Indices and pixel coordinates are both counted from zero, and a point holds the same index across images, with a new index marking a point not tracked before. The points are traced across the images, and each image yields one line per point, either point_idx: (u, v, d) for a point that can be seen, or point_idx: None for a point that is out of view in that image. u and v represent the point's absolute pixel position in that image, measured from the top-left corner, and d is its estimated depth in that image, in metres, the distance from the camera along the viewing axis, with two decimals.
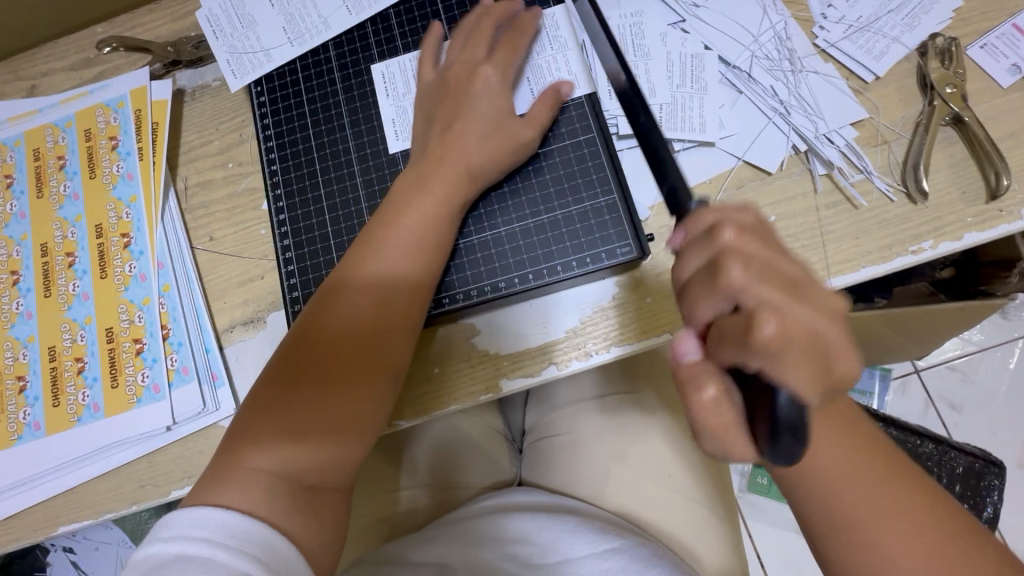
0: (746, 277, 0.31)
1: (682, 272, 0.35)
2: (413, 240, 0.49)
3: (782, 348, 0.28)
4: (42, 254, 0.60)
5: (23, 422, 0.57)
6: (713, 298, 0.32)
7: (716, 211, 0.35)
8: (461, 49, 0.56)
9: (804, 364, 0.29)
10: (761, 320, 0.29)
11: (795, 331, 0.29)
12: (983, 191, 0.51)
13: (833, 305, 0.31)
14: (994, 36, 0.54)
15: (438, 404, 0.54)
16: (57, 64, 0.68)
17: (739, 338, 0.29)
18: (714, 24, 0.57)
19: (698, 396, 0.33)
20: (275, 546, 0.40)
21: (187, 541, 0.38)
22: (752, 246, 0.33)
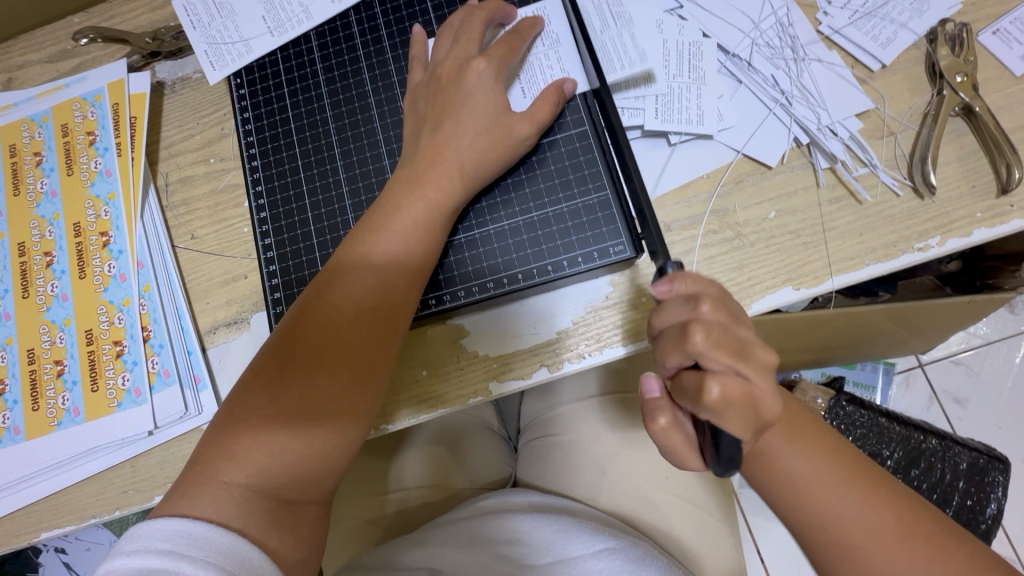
0: (707, 344, 0.34)
1: (657, 322, 0.37)
2: (397, 245, 0.47)
3: (725, 409, 0.33)
4: (19, 254, 0.59)
5: (2, 426, 0.56)
6: (676, 357, 0.35)
7: (696, 275, 0.37)
8: (451, 45, 0.53)
9: (743, 418, 0.33)
10: (707, 384, 0.33)
11: (739, 393, 0.33)
12: (994, 185, 0.48)
13: (768, 363, 0.35)
14: (1007, 21, 0.51)
15: (426, 408, 0.52)
16: (34, 56, 0.66)
17: (690, 396, 0.34)
18: (712, 10, 0.55)
19: (652, 425, 0.38)
20: (245, 558, 0.38)
21: (151, 555, 0.36)
22: (721, 315, 0.35)
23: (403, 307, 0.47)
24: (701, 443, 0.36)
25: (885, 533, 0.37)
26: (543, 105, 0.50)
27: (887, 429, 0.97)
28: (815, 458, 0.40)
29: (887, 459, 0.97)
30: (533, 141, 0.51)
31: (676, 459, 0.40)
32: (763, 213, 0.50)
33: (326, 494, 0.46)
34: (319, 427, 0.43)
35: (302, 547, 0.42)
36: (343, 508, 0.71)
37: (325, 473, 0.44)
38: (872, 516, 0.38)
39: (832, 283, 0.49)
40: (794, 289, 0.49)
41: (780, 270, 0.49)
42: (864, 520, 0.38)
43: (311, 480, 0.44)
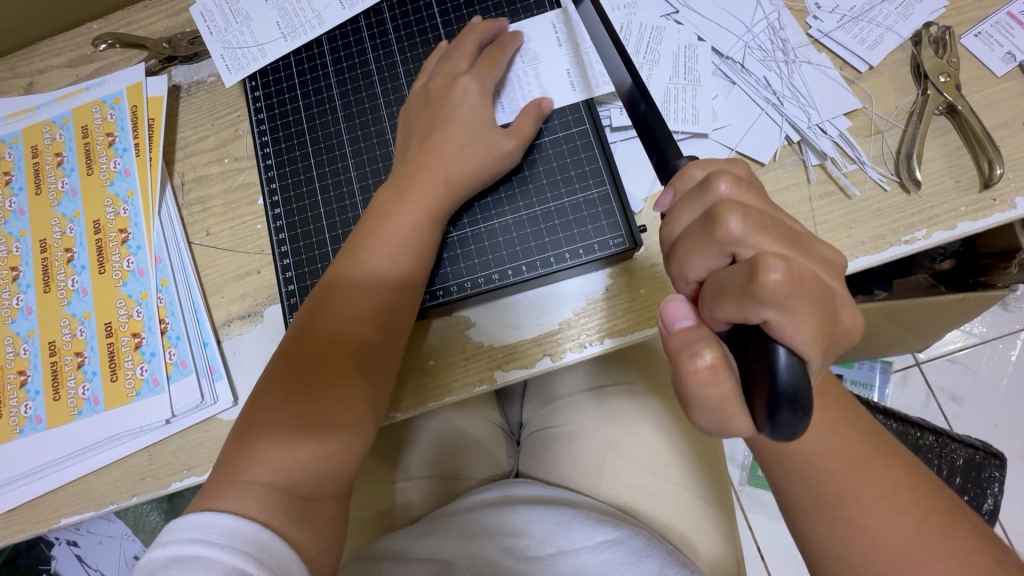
0: (745, 228, 0.31)
1: (676, 229, 0.36)
2: (409, 239, 0.50)
3: (789, 295, 0.29)
4: (41, 251, 0.61)
5: (25, 416, 0.58)
6: (710, 253, 0.33)
7: (704, 167, 0.37)
8: (439, 61, 0.56)
9: (807, 312, 0.29)
10: (764, 266, 0.29)
11: (801, 277, 0.29)
12: (977, 180, 0.51)
13: (827, 258, 0.33)
14: (989, 25, 0.54)
15: (433, 396, 0.54)
16: (55, 61, 0.68)
17: (742, 285, 0.30)
18: (707, 15, 0.57)
19: (694, 364, 0.32)
20: (268, 545, 0.40)
21: (183, 543, 0.39)
22: (743, 199, 0.34)
23: (404, 310, 0.49)
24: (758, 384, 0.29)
25: (872, 506, 0.39)
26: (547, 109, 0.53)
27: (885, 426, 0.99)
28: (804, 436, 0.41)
29: None
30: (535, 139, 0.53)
31: (718, 416, 0.33)
32: None
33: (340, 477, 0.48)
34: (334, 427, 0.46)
35: (317, 527, 0.44)
36: (352, 499, 0.73)
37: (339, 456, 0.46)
38: (860, 488, 0.40)
39: None
40: None
41: None
42: (850, 493, 0.40)
43: (326, 463, 0.46)
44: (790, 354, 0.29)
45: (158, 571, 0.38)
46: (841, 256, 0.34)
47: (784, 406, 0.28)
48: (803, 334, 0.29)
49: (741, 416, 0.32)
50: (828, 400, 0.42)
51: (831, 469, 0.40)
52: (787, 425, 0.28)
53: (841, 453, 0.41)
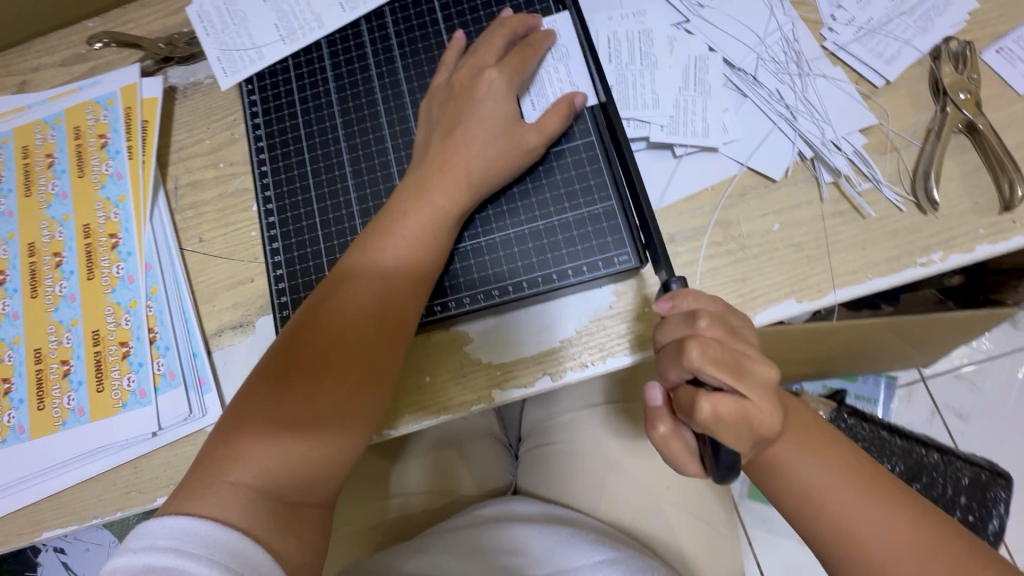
0: (702, 359, 0.36)
1: (660, 338, 0.40)
2: (405, 252, 0.48)
3: (714, 425, 0.36)
4: (29, 254, 0.59)
5: (7, 425, 0.56)
6: (676, 371, 0.38)
7: (694, 296, 0.41)
8: (473, 52, 0.54)
9: (732, 430, 0.36)
10: (697, 402, 0.36)
11: (737, 403, 0.37)
12: (996, 202, 0.49)
13: (771, 382, 0.38)
14: (1010, 40, 0.52)
15: (429, 414, 0.52)
16: (48, 60, 0.67)
17: (685, 405, 0.37)
18: (718, 25, 0.55)
19: (653, 431, 0.41)
20: (247, 556, 0.38)
21: (157, 552, 0.37)
22: (717, 335, 0.38)
23: (408, 311, 0.47)
24: (702, 452, 0.39)
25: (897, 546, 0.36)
26: (554, 118, 0.51)
27: (889, 443, 0.97)
28: None
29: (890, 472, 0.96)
30: (539, 151, 0.51)
31: (676, 465, 0.42)
32: (767, 226, 0.51)
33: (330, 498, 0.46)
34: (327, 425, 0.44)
35: (305, 551, 0.42)
36: (343, 513, 0.71)
37: (329, 476, 0.44)
38: None
39: (834, 296, 0.49)
40: (797, 301, 0.49)
41: (783, 283, 0.49)
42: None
43: (313, 484, 0.44)
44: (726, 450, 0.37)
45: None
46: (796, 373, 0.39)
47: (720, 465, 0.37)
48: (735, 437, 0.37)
49: (688, 465, 0.41)
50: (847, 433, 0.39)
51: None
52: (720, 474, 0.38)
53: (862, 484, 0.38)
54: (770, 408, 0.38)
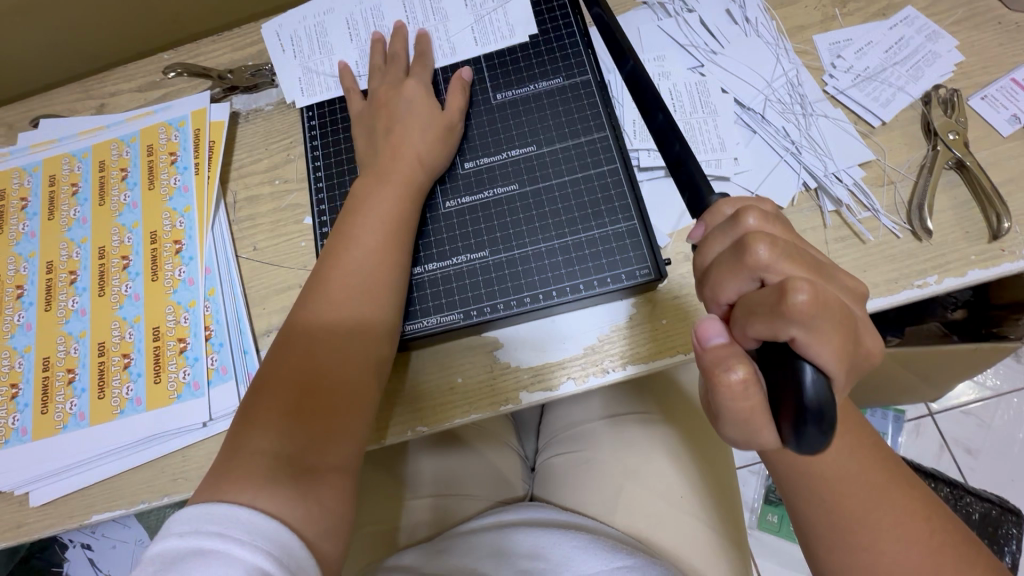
0: (774, 255, 0.32)
1: (706, 257, 0.37)
2: None
3: (815, 315, 0.28)
4: (99, 257, 0.65)
5: (69, 412, 0.60)
6: (740, 278, 0.33)
7: (733, 203, 0.38)
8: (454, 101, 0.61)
9: (834, 331, 0.29)
10: (793, 287, 0.28)
11: (827, 299, 0.29)
12: (985, 232, 0.54)
13: (850, 286, 0.33)
14: (994, 89, 0.58)
15: (460, 412, 0.57)
16: (126, 86, 0.75)
17: (769, 305, 0.29)
18: (730, 70, 0.62)
19: (726, 378, 0.31)
20: (285, 543, 0.40)
21: (203, 536, 0.38)
22: (772, 231, 0.35)
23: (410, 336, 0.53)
24: (785, 403, 0.29)
25: (906, 537, 0.38)
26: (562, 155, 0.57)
27: None
28: None
29: None
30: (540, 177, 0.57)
31: (745, 428, 0.31)
32: None
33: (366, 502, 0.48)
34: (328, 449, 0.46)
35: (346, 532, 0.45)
36: (366, 515, 0.73)
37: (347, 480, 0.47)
38: None
39: None
40: None
41: None
42: (882, 519, 0.39)
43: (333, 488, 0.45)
44: (816, 372, 0.28)
45: (173, 563, 0.36)
46: (861, 285, 0.35)
47: (811, 420, 0.27)
48: (830, 354, 0.29)
49: (768, 429, 0.31)
50: (862, 429, 0.41)
51: (863, 498, 0.39)
52: (812, 444, 0.28)
53: (875, 476, 0.40)
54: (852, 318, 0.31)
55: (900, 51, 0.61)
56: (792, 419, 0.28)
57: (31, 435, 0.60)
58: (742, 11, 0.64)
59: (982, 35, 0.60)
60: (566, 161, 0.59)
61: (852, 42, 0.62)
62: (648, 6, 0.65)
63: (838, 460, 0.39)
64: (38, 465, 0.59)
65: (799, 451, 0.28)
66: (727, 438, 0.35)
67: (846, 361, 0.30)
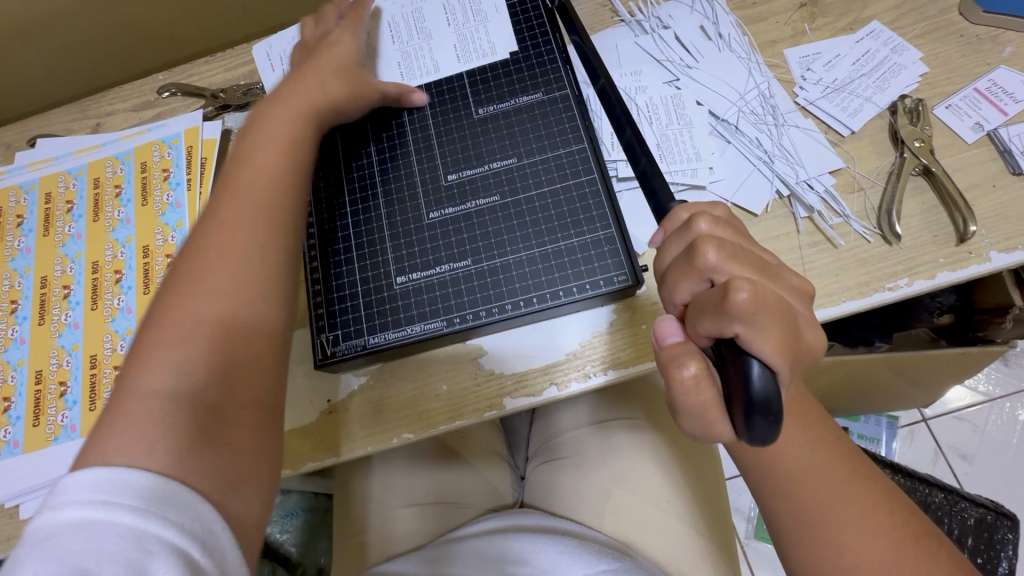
0: (721, 257, 0.33)
1: (664, 261, 0.38)
2: None
3: (755, 313, 0.30)
4: (92, 272, 0.67)
5: (61, 424, 0.61)
6: (691, 279, 0.35)
7: (688, 208, 0.40)
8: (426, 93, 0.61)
9: (775, 328, 0.30)
10: (734, 288, 0.30)
11: (765, 297, 0.31)
12: (953, 235, 0.55)
13: (797, 285, 0.35)
14: (958, 98, 0.60)
15: (444, 419, 0.58)
16: (121, 106, 0.77)
17: (715, 304, 0.31)
18: (705, 83, 0.64)
19: (679, 374, 0.33)
20: (192, 508, 0.34)
21: (86, 507, 0.31)
22: (722, 234, 0.36)
23: None
24: (731, 399, 0.30)
25: (872, 531, 0.39)
26: None
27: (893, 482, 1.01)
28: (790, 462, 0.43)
29: None
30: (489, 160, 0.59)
31: (700, 421, 0.34)
32: None
33: None
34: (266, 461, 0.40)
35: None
36: (355, 526, 0.74)
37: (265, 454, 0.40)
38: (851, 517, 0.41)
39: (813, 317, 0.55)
40: None
41: None
42: (852, 513, 0.40)
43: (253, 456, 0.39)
44: (764, 368, 0.29)
45: (57, 537, 0.31)
46: (810, 284, 0.36)
47: (757, 415, 0.28)
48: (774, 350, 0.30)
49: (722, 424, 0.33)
50: (828, 431, 0.43)
51: (831, 491, 0.40)
52: (761, 437, 0.29)
53: (842, 472, 0.41)
54: (794, 315, 0.33)
55: (867, 63, 0.63)
56: (739, 415, 0.30)
57: (23, 447, 0.61)
58: (716, 27, 0.66)
59: (946, 47, 0.62)
60: (544, 172, 0.61)
61: (821, 56, 0.64)
62: (626, 23, 0.68)
63: (801, 455, 0.41)
64: (28, 478, 0.60)
65: (750, 444, 0.30)
66: (688, 432, 0.37)
67: (790, 355, 0.31)
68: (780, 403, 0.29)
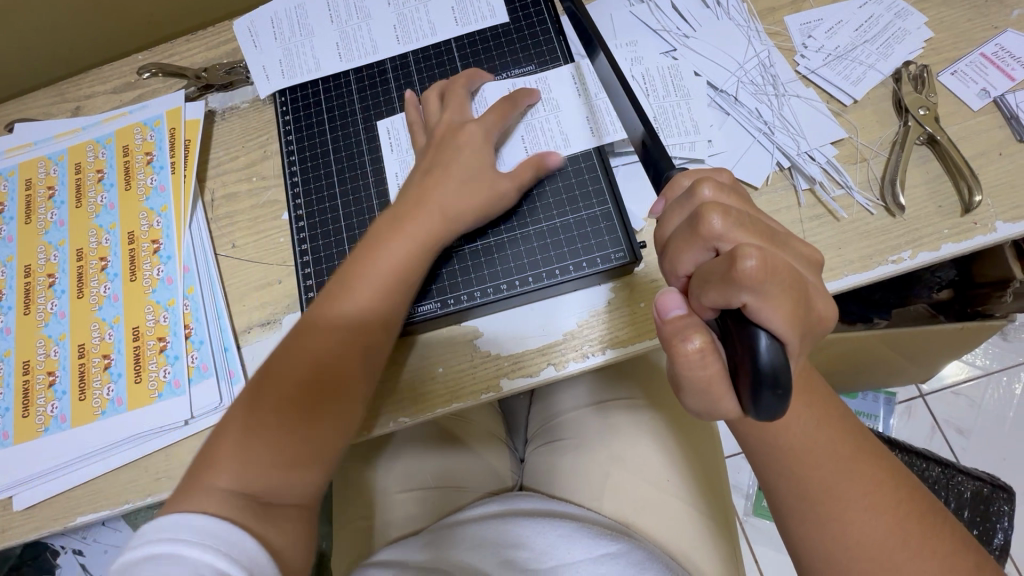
0: (727, 225, 0.32)
1: (665, 232, 0.37)
2: (409, 258, 0.53)
3: (764, 281, 0.29)
4: (77, 259, 0.65)
5: (50, 415, 0.60)
6: (695, 249, 0.33)
7: (690, 177, 0.38)
8: (442, 109, 0.60)
9: (783, 297, 0.29)
10: (742, 255, 0.29)
11: (775, 265, 0.30)
12: (958, 206, 0.54)
13: (803, 253, 0.34)
14: (964, 64, 0.58)
15: (440, 403, 0.57)
16: (101, 88, 0.74)
17: (721, 273, 0.30)
18: (702, 53, 0.62)
19: (684, 348, 0.31)
20: (235, 542, 0.39)
21: (156, 544, 0.38)
22: (726, 202, 0.35)
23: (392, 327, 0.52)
24: (739, 367, 0.29)
25: (873, 506, 0.39)
26: (527, 169, 0.56)
27: None
28: None
29: None
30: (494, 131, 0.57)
31: (705, 397, 0.33)
32: None
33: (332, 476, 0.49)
34: (260, 434, 0.45)
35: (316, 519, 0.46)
36: (352, 511, 0.73)
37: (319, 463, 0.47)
38: None
39: None
40: None
41: None
42: (853, 488, 0.39)
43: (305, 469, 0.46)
44: (770, 336, 0.28)
45: (132, 568, 0.37)
46: (818, 253, 0.35)
47: (765, 384, 0.28)
48: (781, 320, 0.29)
49: (727, 397, 0.32)
50: (831, 407, 0.42)
51: (832, 466, 0.40)
52: (768, 407, 0.28)
53: (845, 448, 0.40)
54: (803, 282, 0.32)
55: (871, 30, 0.61)
56: (746, 385, 0.29)
57: (13, 439, 0.60)
58: None
59: (952, 11, 0.60)
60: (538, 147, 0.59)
61: (823, 22, 0.62)
62: None
63: (804, 430, 0.40)
64: (19, 469, 0.59)
65: (756, 416, 0.29)
66: (690, 409, 0.35)
67: (798, 325, 0.30)
68: (788, 372, 0.28)
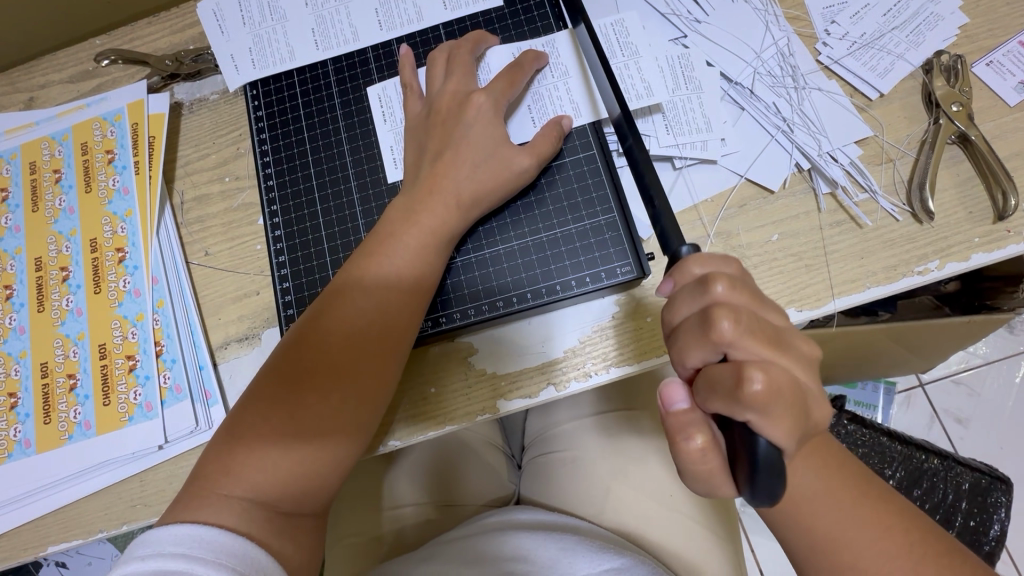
0: (737, 332, 0.33)
1: (673, 318, 0.37)
2: (398, 275, 0.48)
3: (769, 402, 0.31)
4: (36, 269, 0.60)
5: (13, 439, 0.56)
6: (704, 349, 0.34)
7: (702, 261, 0.37)
8: (446, 76, 0.54)
9: (785, 414, 0.32)
10: (748, 375, 0.31)
11: (779, 383, 0.32)
12: (990, 212, 0.50)
13: (805, 353, 0.35)
14: (1000, 53, 0.53)
15: (431, 426, 0.53)
16: (56, 76, 0.68)
17: (728, 389, 0.32)
18: (716, 41, 0.57)
19: (686, 447, 0.35)
20: (252, 559, 0.38)
21: (166, 558, 0.36)
22: (738, 299, 0.35)
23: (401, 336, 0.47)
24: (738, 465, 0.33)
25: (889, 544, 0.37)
26: (544, 141, 0.51)
27: (889, 449, 0.97)
28: (817, 475, 0.40)
29: (890, 479, 0.97)
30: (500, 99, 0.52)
31: (707, 483, 0.36)
32: (766, 236, 0.52)
33: (324, 509, 0.46)
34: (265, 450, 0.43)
35: (300, 558, 0.42)
36: (343, 526, 0.70)
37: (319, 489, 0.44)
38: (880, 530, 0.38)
39: (834, 305, 0.50)
40: (798, 310, 0.50)
41: (782, 293, 0.50)
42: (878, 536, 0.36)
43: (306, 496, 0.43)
44: (769, 447, 0.31)
45: None
46: (816, 348, 0.36)
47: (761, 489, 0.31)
48: (780, 432, 0.32)
49: (726, 486, 0.36)
50: None
51: None
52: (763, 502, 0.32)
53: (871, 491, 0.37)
54: (802, 387, 0.34)
55: (900, 14, 0.56)
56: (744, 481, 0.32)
57: None
58: None
59: None
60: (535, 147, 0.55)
61: (847, 6, 0.56)
62: None
63: None
64: None
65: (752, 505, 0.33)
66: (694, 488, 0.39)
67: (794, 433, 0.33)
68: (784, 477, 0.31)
